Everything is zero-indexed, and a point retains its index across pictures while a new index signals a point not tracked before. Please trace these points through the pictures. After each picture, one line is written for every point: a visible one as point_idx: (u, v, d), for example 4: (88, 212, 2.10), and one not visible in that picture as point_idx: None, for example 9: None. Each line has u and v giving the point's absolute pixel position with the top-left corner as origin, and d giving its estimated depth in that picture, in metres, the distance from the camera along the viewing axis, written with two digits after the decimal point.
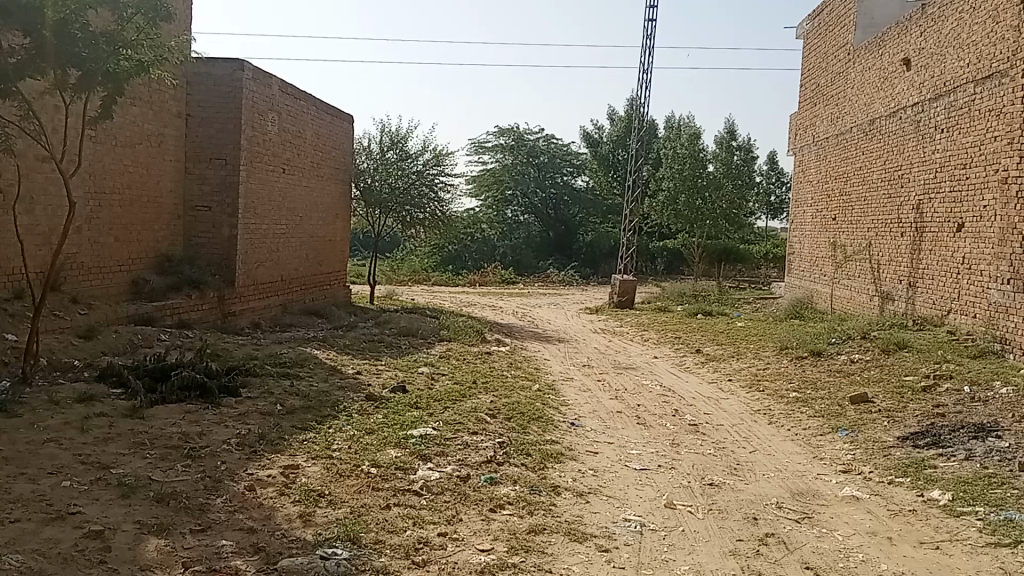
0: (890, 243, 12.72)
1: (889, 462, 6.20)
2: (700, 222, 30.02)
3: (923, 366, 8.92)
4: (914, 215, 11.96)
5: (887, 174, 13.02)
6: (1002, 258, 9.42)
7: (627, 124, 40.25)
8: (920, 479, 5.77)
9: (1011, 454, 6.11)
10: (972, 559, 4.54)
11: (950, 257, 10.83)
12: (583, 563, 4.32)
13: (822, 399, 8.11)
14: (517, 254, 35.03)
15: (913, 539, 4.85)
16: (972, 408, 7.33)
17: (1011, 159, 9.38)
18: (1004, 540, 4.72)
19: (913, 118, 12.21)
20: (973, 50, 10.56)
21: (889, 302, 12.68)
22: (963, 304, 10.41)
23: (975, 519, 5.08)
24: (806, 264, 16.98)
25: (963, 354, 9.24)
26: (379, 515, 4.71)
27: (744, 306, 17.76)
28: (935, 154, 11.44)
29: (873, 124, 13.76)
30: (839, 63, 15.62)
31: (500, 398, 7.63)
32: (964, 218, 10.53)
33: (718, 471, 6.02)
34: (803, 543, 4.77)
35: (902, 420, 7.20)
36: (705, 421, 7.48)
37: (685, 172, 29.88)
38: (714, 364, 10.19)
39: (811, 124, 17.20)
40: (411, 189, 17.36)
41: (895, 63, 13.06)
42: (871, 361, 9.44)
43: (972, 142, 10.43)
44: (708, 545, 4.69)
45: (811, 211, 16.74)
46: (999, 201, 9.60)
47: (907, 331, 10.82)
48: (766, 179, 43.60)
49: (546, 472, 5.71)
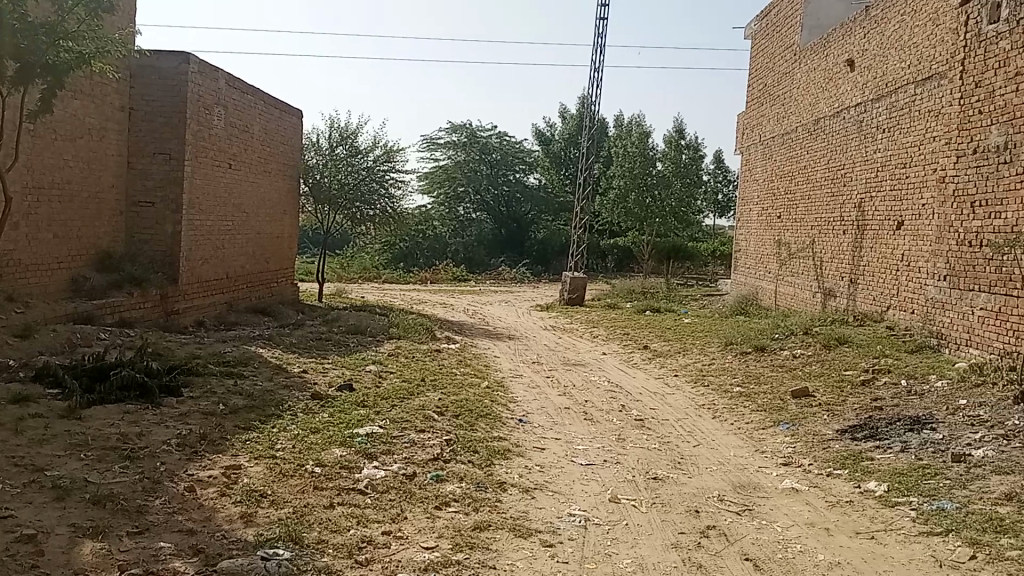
0: (832, 240, 13.00)
1: (828, 454, 6.34)
2: (650, 220, 30.37)
3: (862, 360, 9.13)
4: (856, 214, 12.23)
5: (830, 173, 13.29)
6: (939, 255, 9.67)
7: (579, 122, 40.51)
8: (857, 471, 5.91)
9: (944, 445, 6.30)
10: (906, 548, 4.68)
11: (889, 254, 11.10)
12: (527, 558, 4.34)
13: (764, 393, 8.26)
14: (468, 251, 34.99)
15: (849, 529, 4.97)
16: (909, 401, 7.54)
17: (948, 158, 9.64)
18: (937, 529, 4.87)
19: (856, 119, 12.49)
20: (913, 51, 10.82)
21: (831, 298, 12.96)
22: (901, 301, 10.69)
23: (910, 508, 5.22)
24: (751, 262, 17.26)
25: (901, 349, 9.49)
26: (322, 514, 4.67)
27: (691, 303, 17.99)
28: (876, 154, 11.73)
29: (817, 124, 14.05)
30: (785, 64, 15.88)
31: (447, 396, 7.61)
32: (904, 216, 10.80)
33: (662, 464, 6.10)
34: (743, 534, 4.86)
35: (841, 413, 7.37)
36: (651, 416, 7.57)
37: (635, 169, 30.22)
38: (661, 360, 10.30)
39: (757, 124, 17.47)
40: (361, 186, 17.20)
41: (839, 64, 13.32)
42: (812, 356, 9.64)
43: (912, 142, 10.70)
44: (651, 538, 4.76)
45: (757, 209, 17.02)
46: (936, 200, 9.86)
47: (848, 327, 11.08)
48: (715, 178, 44.11)
49: (492, 469, 5.72)
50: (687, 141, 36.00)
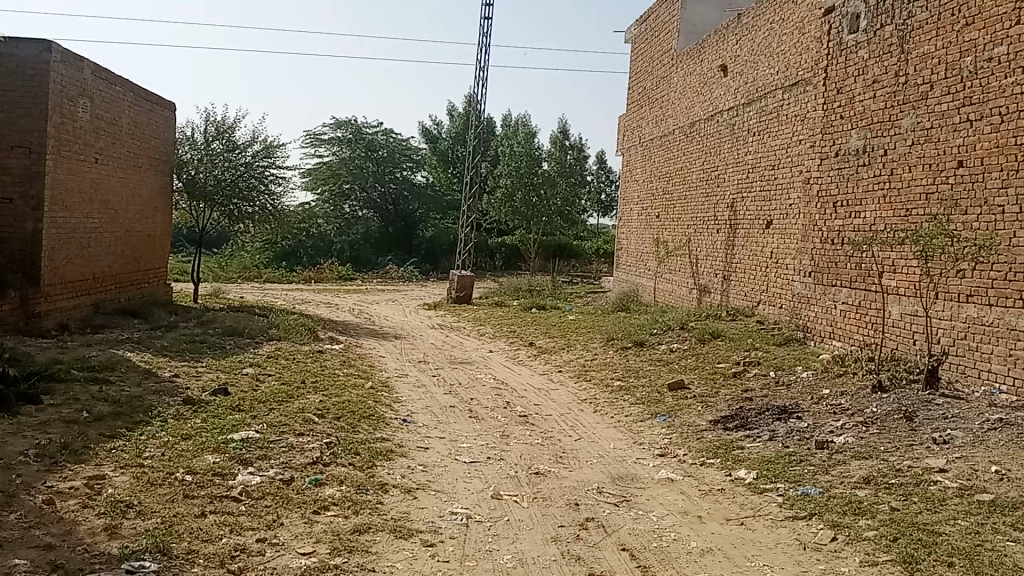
0: (707, 238, 13.50)
1: (702, 444, 6.58)
2: (536, 219, 30.73)
3: (734, 353, 9.52)
4: (728, 213, 12.74)
5: (705, 174, 13.80)
6: (805, 252, 10.20)
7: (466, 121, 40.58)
8: (729, 459, 6.16)
9: (808, 433, 6.64)
10: (772, 532, 4.91)
11: (759, 252, 11.62)
12: (407, 559, 4.31)
13: (643, 387, 8.50)
14: (355, 249, 34.39)
15: (720, 516, 5.18)
16: (777, 391, 7.92)
17: (812, 161, 10.17)
18: (801, 513, 5.13)
19: (729, 122, 13.01)
20: (782, 58, 11.36)
21: (706, 294, 13.45)
22: (770, 296, 11.21)
23: (776, 494, 5.48)
24: (632, 259, 17.72)
25: (770, 342, 9.96)
26: (194, 523, 4.49)
27: (575, 300, 18.32)
28: (747, 156, 12.25)
29: (693, 127, 14.55)
30: (663, 67, 16.37)
31: (328, 397, 7.47)
32: (772, 216, 11.32)
33: (544, 460, 6.17)
34: (620, 525, 4.98)
35: (715, 404, 7.67)
36: (534, 412, 7.65)
37: (522, 169, 30.51)
38: (545, 356, 10.43)
39: (637, 126, 17.95)
40: (239, 182, 16.65)
41: (712, 69, 13.83)
42: (689, 349, 9.99)
43: (780, 145, 11.23)
44: (531, 533, 4.81)
45: (637, 208, 17.47)
46: (802, 200, 10.39)
47: (721, 321, 11.53)
48: (598, 178, 45.08)
49: (373, 470, 5.65)
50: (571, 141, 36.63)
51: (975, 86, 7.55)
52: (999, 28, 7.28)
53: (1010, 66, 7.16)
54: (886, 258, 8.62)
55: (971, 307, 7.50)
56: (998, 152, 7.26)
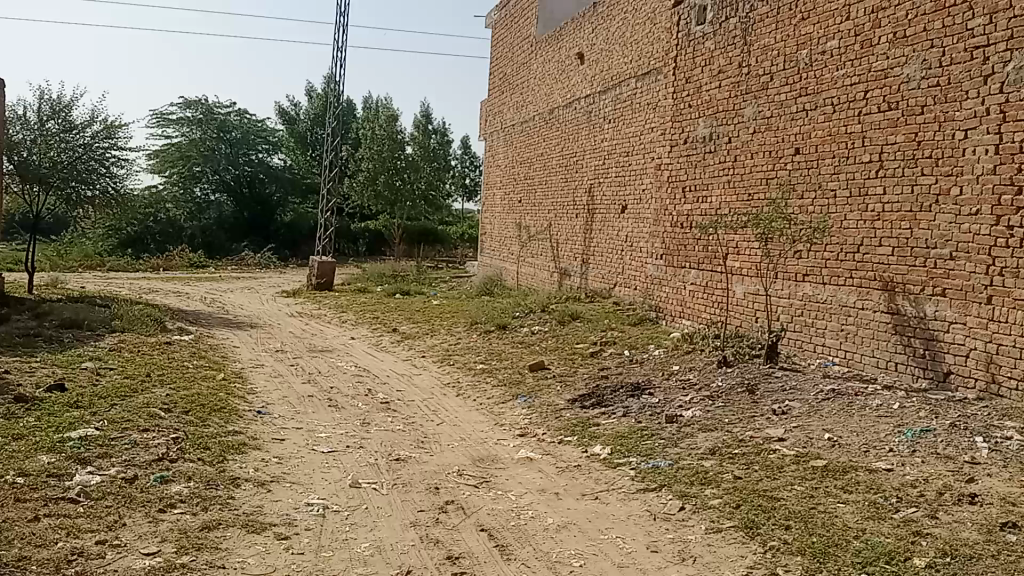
0: (566, 223, 13.80)
1: (560, 423, 6.73)
2: (400, 203, 30.45)
3: (592, 333, 9.80)
4: (586, 198, 13.06)
5: (564, 160, 14.08)
6: (657, 236, 10.59)
7: (325, 103, 39.60)
8: (585, 437, 6.33)
9: (660, 408, 6.93)
10: (624, 505, 5.10)
11: (615, 236, 11.97)
12: (260, 554, 4.20)
13: (504, 369, 8.61)
14: (207, 236, 33.01)
15: (576, 492, 5.32)
16: (631, 369, 8.21)
17: (663, 147, 10.55)
18: (652, 485, 5.35)
19: (586, 110, 13.31)
20: (634, 48, 11.69)
21: (566, 277, 13.76)
22: (626, 278, 11.58)
23: (630, 468, 5.68)
24: (495, 244, 17.89)
25: (625, 322, 10.32)
26: (24, 529, 4.20)
27: (440, 285, 18.32)
28: (603, 143, 12.57)
29: (552, 113, 14.79)
30: (523, 54, 16.54)
31: (177, 391, 7.14)
32: (627, 201, 11.68)
33: (404, 445, 6.15)
34: (479, 506, 5.03)
35: (573, 384, 7.87)
36: (395, 398, 7.60)
37: (384, 152, 30.05)
38: (408, 342, 10.37)
39: (498, 111, 18.07)
40: (77, 164, 15.61)
41: (570, 56, 14.09)
42: (549, 331, 10.20)
43: (633, 132, 11.58)
44: (390, 519, 4.78)
45: (500, 193, 17.63)
46: (654, 185, 10.76)
47: (580, 303, 11.83)
48: (461, 163, 45.09)
49: (225, 464, 5.46)
50: (433, 125, 36.46)
51: (810, 77, 8.04)
52: (831, 23, 7.78)
53: (840, 59, 7.68)
54: (731, 240, 9.08)
55: (807, 285, 8.03)
56: (830, 140, 7.78)
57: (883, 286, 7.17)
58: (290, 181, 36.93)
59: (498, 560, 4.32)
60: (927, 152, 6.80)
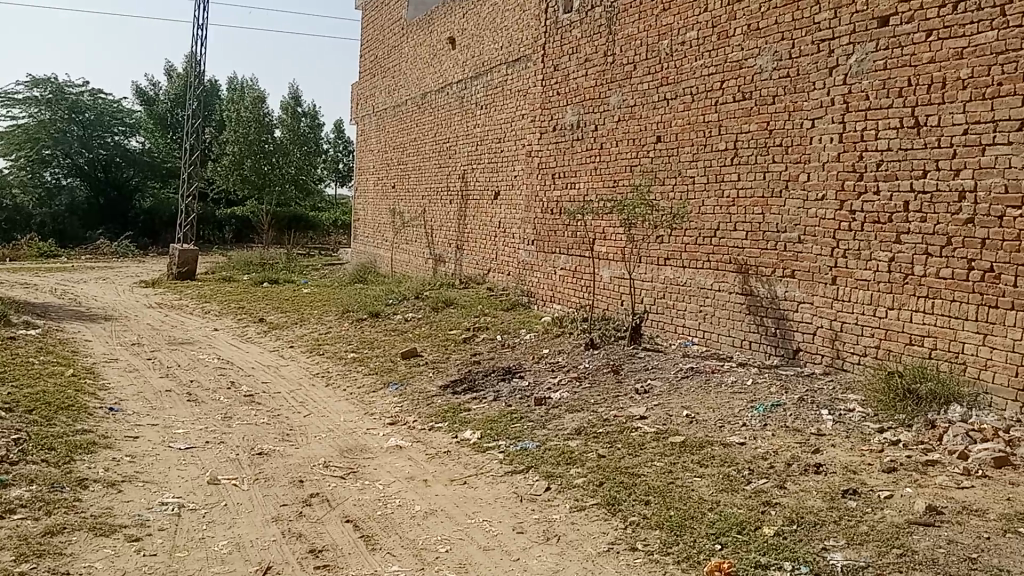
0: (440, 209, 13.75)
1: (430, 410, 6.70)
2: (269, 189, 29.40)
3: (465, 319, 9.81)
4: (459, 184, 13.04)
5: (437, 146, 14.00)
6: (528, 222, 10.70)
7: (185, 83, 37.77)
8: (455, 423, 6.33)
9: (529, 391, 7.01)
10: (492, 488, 5.14)
11: (488, 222, 12.01)
12: (108, 558, 3.98)
13: (375, 357, 8.50)
14: (59, 224, 31.20)
15: (444, 477, 5.32)
16: (503, 353, 8.27)
17: (533, 133, 10.64)
18: (519, 468, 5.41)
19: (458, 95, 13.25)
20: (504, 34, 11.71)
21: (440, 264, 13.73)
22: (498, 264, 11.64)
23: (498, 451, 5.73)
24: (369, 231, 17.64)
25: (498, 307, 10.39)
26: None
27: (312, 273, 17.93)
28: (475, 129, 12.56)
29: (424, 98, 14.66)
30: (394, 37, 16.30)
31: (19, 389, 6.68)
32: (499, 187, 11.73)
33: (268, 438, 5.98)
34: (344, 497, 4.95)
35: (444, 370, 7.85)
36: (260, 390, 7.38)
37: (250, 136, 28.75)
38: (276, 332, 10.08)
39: (370, 95, 17.78)
40: None
41: (441, 41, 13.99)
42: (422, 318, 10.15)
43: (505, 118, 11.62)
44: (251, 515, 4.64)
45: (373, 179, 17.37)
46: (525, 172, 10.85)
47: (453, 290, 11.83)
48: (334, 148, 44.09)
49: (72, 466, 5.15)
50: (302, 108, 35.49)
51: (671, 67, 8.27)
52: (690, 14, 8.01)
53: (699, 50, 7.93)
54: (598, 226, 9.27)
55: (668, 269, 8.32)
56: (689, 128, 8.05)
57: (738, 269, 7.52)
58: (150, 165, 35.07)
59: (362, 550, 4.27)
60: (778, 140, 7.15)
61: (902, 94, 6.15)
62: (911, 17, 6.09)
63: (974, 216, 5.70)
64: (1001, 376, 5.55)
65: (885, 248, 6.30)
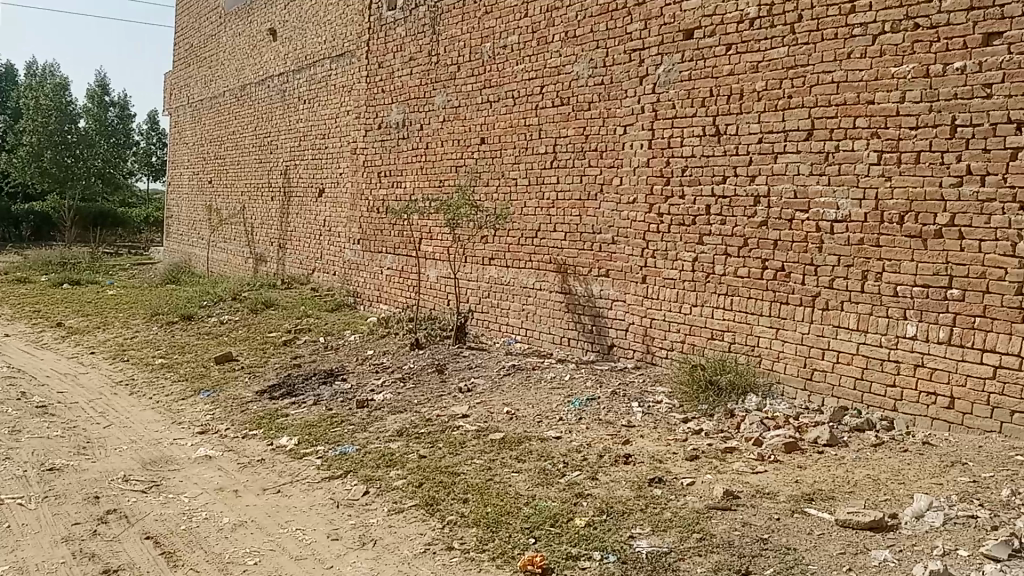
0: (261, 206, 13.28)
1: (245, 416, 6.45)
2: (72, 182, 27.19)
3: (286, 321, 9.53)
4: (281, 181, 12.64)
5: (257, 140, 13.51)
6: (353, 221, 10.53)
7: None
8: (271, 429, 6.12)
9: (351, 394, 6.90)
10: (307, 495, 5.01)
11: (312, 220, 11.72)
12: None
13: (187, 363, 8.09)
14: None
15: (257, 487, 5.13)
16: (324, 356, 8.10)
17: (358, 131, 10.48)
18: (336, 473, 5.30)
19: (279, 89, 12.83)
20: (327, 28, 11.44)
21: (261, 263, 13.28)
22: (323, 264, 11.39)
23: (315, 457, 5.59)
24: (184, 228, 16.78)
25: (322, 308, 10.18)
26: None
27: (120, 273, 16.83)
28: (298, 124, 12.22)
29: (244, 91, 14.10)
30: (211, 26, 15.57)
31: None
32: (323, 184, 11.47)
33: (60, 454, 5.54)
34: (145, 513, 4.67)
35: (262, 374, 7.58)
36: (55, 401, 6.83)
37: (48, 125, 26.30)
38: (76, 338, 9.37)
39: (185, 86, 16.90)
40: None
41: (262, 32, 13.49)
42: (239, 321, 9.77)
43: (329, 114, 11.35)
44: (36, 538, 4.28)
45: (188, 174, 16.53)
46: (350, 169, 10.66)
47: (275, 291, 11.46)
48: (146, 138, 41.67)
49: None
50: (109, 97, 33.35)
51: (493, 70, 8.39)
52: (511, 18, 8.15)
53: (520, 54, 8.08)
54: (424, 225, 9.26)
55: (492, 268, 8.46)
56: (511, 130, 8.19)
57: (558, 268, 7.77)
58: None
59: (162, 568, 4.04)
60: (594, 144, 7.42)
61: (705, 104, 6.55)
62: (713, 31, 6.47)
63: (767, 219, 6.17)
64: (792, 366, 6.07)
65: (690, 249, 6.69)
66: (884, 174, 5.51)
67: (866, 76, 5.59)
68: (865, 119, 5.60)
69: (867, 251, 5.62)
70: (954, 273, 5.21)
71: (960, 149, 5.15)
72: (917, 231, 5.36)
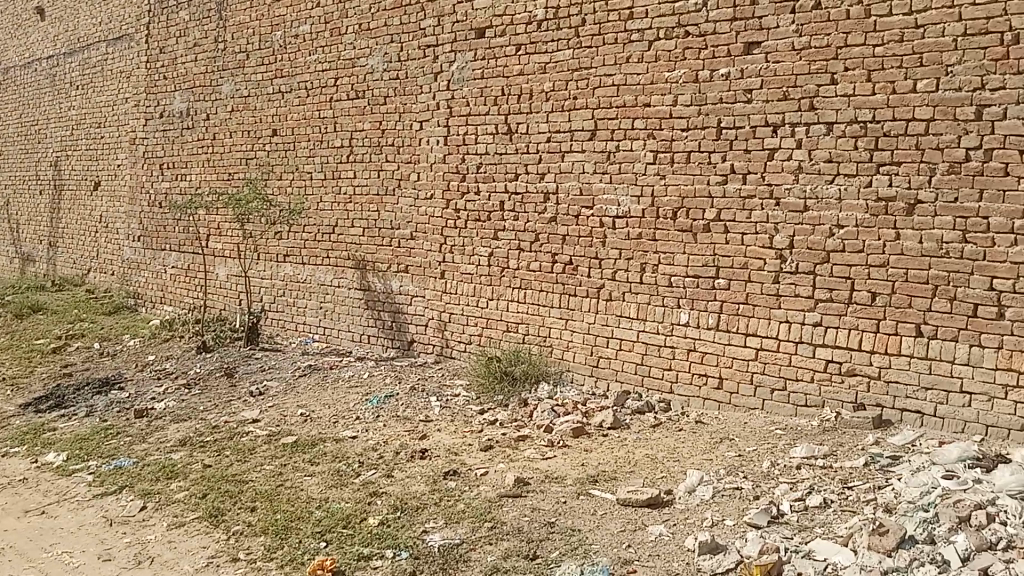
0: (27, 201, 12.15)
1: (5, 433, 5.88)
2: None
3: (56, 327, 8.79)
4: (51, 173, 11.62)
5: (23, 128, 12.32)
6: (133, 217, 9.86)
7: None
8: (35, 446, 5.62)
9: (129, 403, 6.47)
10: (75, 516, 4.64)
11: (87, 216, 10.86)
12: None
13: None
14: None
15: (15, 510, 4.70)
16: (99, 364, 7.53)
17: (137, 121, 9.81)
18: (110, 489, 4.95)
19: (48, 72, 11.76)
20: (102, 8, 10.60)
21: (29, 264, 12.16)
22: (101, 263, 10.58)
23: (87, 473, 5.19)
24: None
25: (97, 313, 9.47)
26: None
27: None
28: (70, 111, 11.26)
29: (6, 73, 12.80)
30: None
31: None
32: (99, 177, 10.64)
33: None
34: None
35: (26, 386, 6.94)
36: None
37: None
38: None
39: None
40: None
41: (26, 9, 12.31)
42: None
43: (105, 102, 10.53)
44: None
45: None
46: (129, 161, 9.96)
47: (43, 294, 10.54)
48: None
49: None
50: None
51: (284, 60, 8.12)
52: (302, 7, 7.92)
53: (311, 44, 7.88)
54: (213, 221, 8.80)
55: (287, 265, 8.25)
56: (305, 123, 7.98)
57: (354, 265, 7.70)
58: None
59: None
60: (389, 139, 7.38)
61: (496, 102, 6.69)
62: (503, 31, 6.61)
63: (556, 215, 6.41)
64: (580, 355, 6.36)
65: (485, 244, 6.83)
66: (659, 172, 5.88)
67: (643, 80, 5.93)
68: (642, 120, 5.94)
69: (645, 244, 5.98)
70: (720, 264, 5.65)
71: (724, 150, 5.58)
72: (689, 226, 5.77)
